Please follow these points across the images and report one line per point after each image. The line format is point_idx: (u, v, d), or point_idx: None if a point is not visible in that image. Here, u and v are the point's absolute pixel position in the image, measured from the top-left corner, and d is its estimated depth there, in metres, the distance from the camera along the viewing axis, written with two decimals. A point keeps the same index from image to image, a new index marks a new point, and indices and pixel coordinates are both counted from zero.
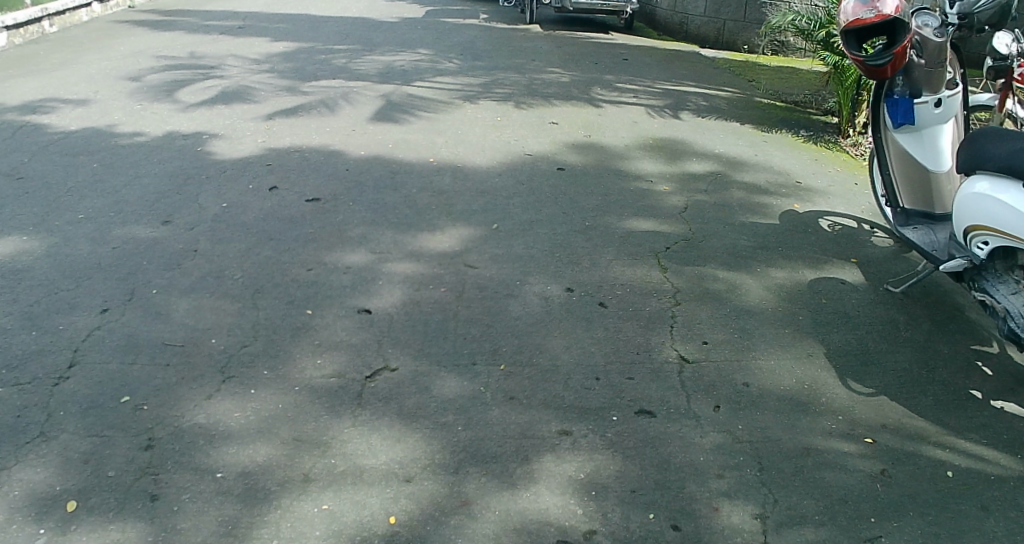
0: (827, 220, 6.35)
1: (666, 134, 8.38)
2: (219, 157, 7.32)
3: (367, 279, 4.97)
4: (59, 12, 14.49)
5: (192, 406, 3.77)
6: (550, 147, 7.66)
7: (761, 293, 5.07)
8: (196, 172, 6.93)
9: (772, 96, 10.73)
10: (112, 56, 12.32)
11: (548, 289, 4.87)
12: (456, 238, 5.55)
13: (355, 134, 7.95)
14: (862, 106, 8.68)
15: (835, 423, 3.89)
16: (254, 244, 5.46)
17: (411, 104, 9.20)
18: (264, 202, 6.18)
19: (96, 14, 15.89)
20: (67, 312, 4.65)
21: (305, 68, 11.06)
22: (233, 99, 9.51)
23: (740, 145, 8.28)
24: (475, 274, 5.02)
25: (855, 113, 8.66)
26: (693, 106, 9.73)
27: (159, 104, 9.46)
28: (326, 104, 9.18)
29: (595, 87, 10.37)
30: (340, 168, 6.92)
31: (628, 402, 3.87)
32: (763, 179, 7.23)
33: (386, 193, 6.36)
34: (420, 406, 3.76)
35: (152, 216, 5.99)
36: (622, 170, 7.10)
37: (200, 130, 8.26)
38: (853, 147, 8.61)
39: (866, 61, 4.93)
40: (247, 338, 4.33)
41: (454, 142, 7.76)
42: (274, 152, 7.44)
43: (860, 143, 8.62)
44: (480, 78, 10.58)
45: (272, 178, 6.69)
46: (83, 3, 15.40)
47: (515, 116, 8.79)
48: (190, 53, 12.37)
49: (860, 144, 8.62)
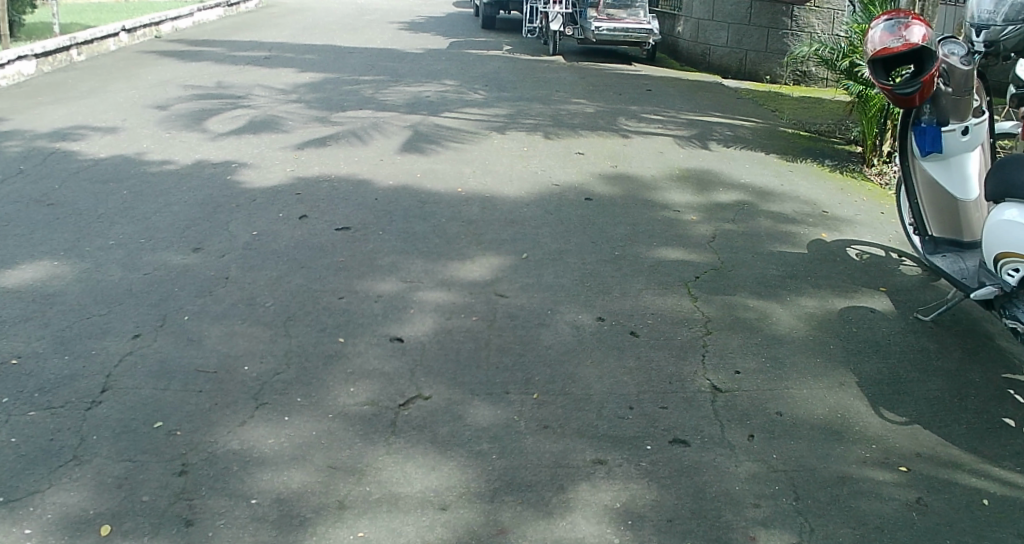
0: (855, 248, 6.34)
1: (693, 165, 8.38)
2: (248, 186, 7.41)
3: (399, 308, 4.98)
4: (88, 41, 14.79)
5: (226, 432, 3.80)
6: (577, 178, 7.69)
7: (791, 321, 5.05)
8: (226, 200, 7.03)
9: (795, 126, 10.75)
10: (141, 86, 12.53)
11: (579, 317, 4.86)
12: (486, 268, 5.56)
13: (383, 165, 8.02)
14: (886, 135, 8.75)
15: (869, 451, 3.84)
16: (285, 271, 5.51)
17: (438, 135, 9.27)
18: (294, 230, 6.22)
19: (124, 44, 16.18)
20: (100, 336, 4.71)
21: (333, 99, 11.19)
22: (262, 129, 9.64)
23: (767, 175, 8.27)
24: (506, 303, 5.03)
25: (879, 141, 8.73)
26: (719, 136, 9.76)
27: (188, 133, 9.60)
28: (354, 135, 9.27)
29: (620, 117, 10.43)
30: (368, 198, 6.97)
31: (662, 431, 3.85)
32: (791, 209, 7.21)
33: (416, 222, 6.40)
34: (454, 434, 3.75)
35: (182, 244, 6.06)
36: (649, 200, 7.10)
37: (229, 159, 8.38)
38: (878, 176, 8.61)
39: (895, 89, 4.92)
40: (279, 366, 4.36)
41: (481, 172, 7.81)
42: (303, 181, 7.51)
43: (885, 172, 8.65)
44: (505, 109, 10.66)
45: (302, 206, 6.75)
46: (111, 34, 15.71)
47: (542, 146, 8.85)
48: (217, 83, 12.58)
49: (885, 172, 8.63)
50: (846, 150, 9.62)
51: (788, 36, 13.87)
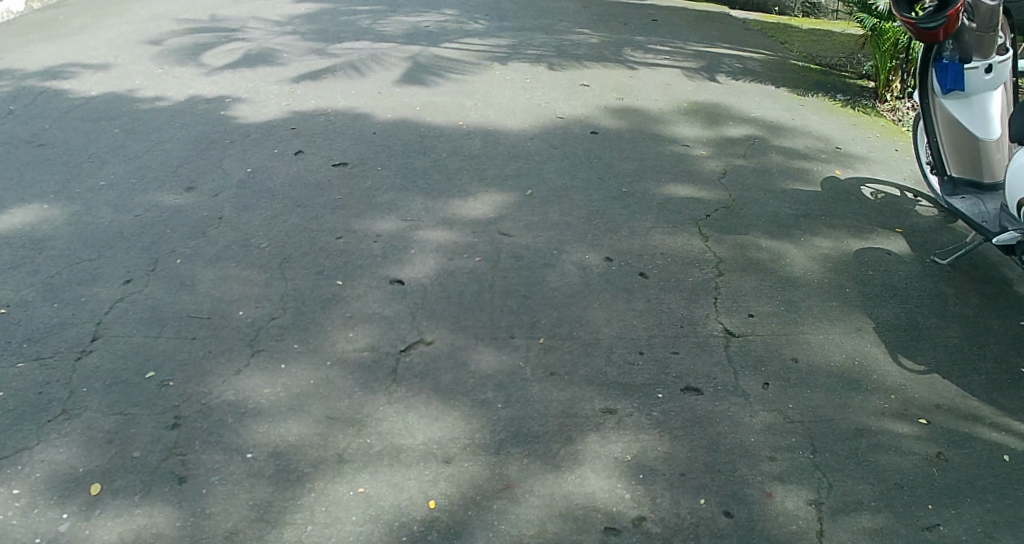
0: (869, 187, 6.17)
1: (702, 98, 8.08)
2: (243, 122, 7.16)
3: (399, 248, 4.74)
4: None
5: (220, 383, 3.66)
6: (583, 111, 7.40)
7: (807, 263, 4.87)
8: (220, 137, 6.78)
9: (806, 59, 10.41)
10: (133, 21, 12.15)
11: (587, 258, 4.66)
12: (490, 205, 5.31)
13: (382, 97, 7.72)
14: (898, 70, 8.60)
15: (887, 401, 3.70)
16: (280, 211, 5.29)
17: (439, 66, 8.94)
18: (289, 167, 5.99)
19: None
20: (90, 283, 4.57)
21: (329, 30, 10.81)
22: (256, 62, 9.31)
23: (779, 109, 7.99)
24: (511, 243, 4.79)
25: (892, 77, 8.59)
26: (728, 68, 9.42)
27: (181, 67, 9.28)
28: (351, 67, 8.95)
29: (626, 48, 10.07)
30: (367, 132, 6.70)
31: (673, 379, 3.69)
32: (803, 145, 6.96)
33: (416, 157, 6.13)
34: (458, 382, 3.59)
35: (175, 183, 5.85)
36: (657, 135, 6.84)
37: (223, 93, 8.09)
38: (890, 113, 8.53)
39: (917, 23, 4.64)
40: (275, 309, 4.18)
41: (484, 104, 7.52)
42: (299, 115, 7.23)
43: (897, 109, 8.55)
44: (508, 39, 10.29)
45: (298, 142, 6.50)
46: None
47: (546, 78, 8.54)
48: (211, 16, 12.18)
49: (897, 108, 8.54)
50: (857, 85, 9.39)
51: None
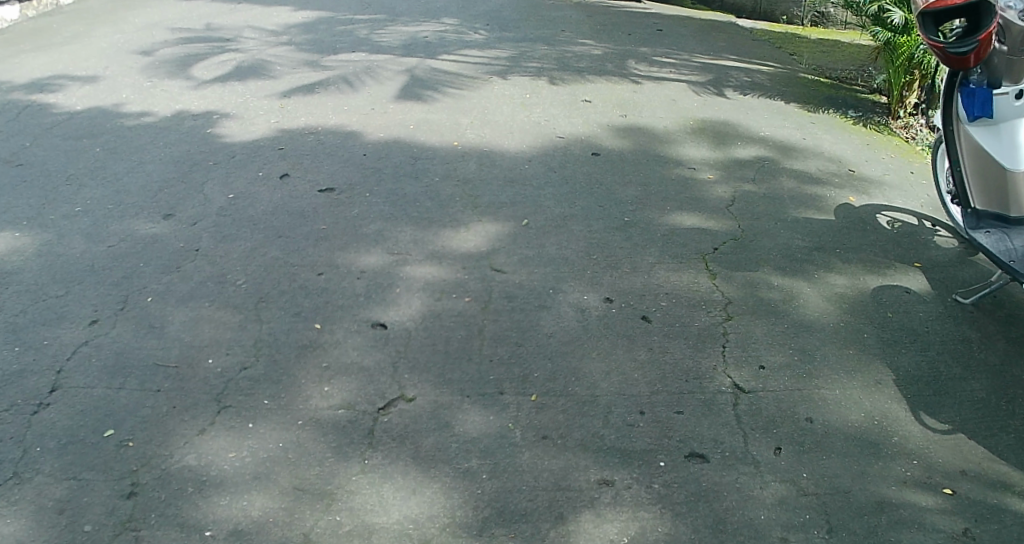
0: (885, 215, 5.89)
1: (709, 115, 7.77)
2: (229, 140, 6.85)
3: (384, 286, 4.43)
4: None
5: (183, 444, 3.36)
6: (584, 130, 7.09)
7: (821, 304, 4.58)
8: (204, 157, 6.49)
9: (815, 72, 10.10)
10: (126, 30, 11.87)
11: (585, 298, 4.33)
12: (483, 236, 4.99)
13: (375, 114, 7.41)
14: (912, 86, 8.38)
15: (909, 469, 3.44)
16: (260, 242, 5.00)
17: (435, 80, 8.63)
18: (273, 192, 5.69)
19: None
20: (54, 323, 4.27)
21: (325, 40, 10.51)
22: (248, 75, 9.02)
23: (789, 127, 7.68)
24: (503, 281, 4.47)
25: (906, 93, 8.34)
26: (736, 82, 9.09)
27: (171, 80, 8.99)
28: (345, 81, 8.65)
29: (630, 60, 9.74)
30: (357, 153, 6.39)
31: (677, 443, 3.41)
32: (815, 168, 6.65)
33: (406, 181, 5.82)
34: (439, 448, 3.28)
35: (152, 209, 5.56)
36: (662, 156, 6.52)
37: (210, 108, 7.80)
38: (904, 130, 8.29)
39: (945, 48, 4.37)
40: (247, 359, 3.88)
41: (481, 123, 7.20)
42: (287, 134, 6.92)
43: (912, 125, 8.31)
44: (508, 51, 9.97)
45: (284, 164, 6.20)
46: None
47: (546, 93, 8.22)
48: (205, 25, 11.89)
49: (911, 126, 8.31)
50: (868, 100, 9.13)
51: None
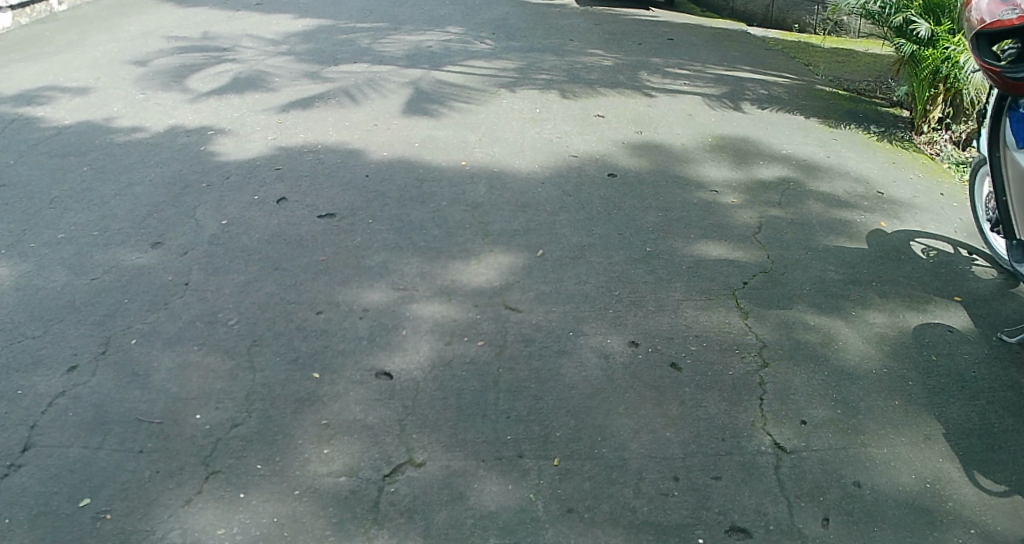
0: (919, 243, 5.55)
1: (727, 130, 7.43)
2: (224, 159, 6.51)
3: (389, 327, 4.08)
4: None
5: (167, 516, 3.02)
6: (599, 148, 6.74)
7: (860, 347, 4.24)
8: (197, 178, 6.15)
9: (833, 84, 9.77)
10: (121, 38, 11.55)
11: (608, 342, 3.99)
12: (495, 268, 4.64)
13: (378, 130, 7.06)
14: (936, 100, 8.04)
15: (969, 539, 3.09)
16: (255, 275, 4.65)
17: (441, 93, 8.29)
18: (269, 217, 5.35)
19: None
20: (30, 369, 3.94)
21: (325, 51, 10.19)
22: (246, 87, 8.68)
23: (811, 144, 7.34)
24: (518, 321, 4.13)
25: (930, 107, 8.01)
26: (753, 95, 8.75)
27: (165, 93, 8.66)
28: (347, 94, 8.31)
29: (642, 71, 9.40)
30: (359, 173, 6.04)
31: (715, 515, 3.08)
32: (842, 189, 6.31)
33: (412, 206, 5.47)
34: (453, 524, 2.96)
35: (140, 238, 5.23)
36: (682, 177, 6.17)
37: (205, 124, 7.47)
38: (928, 145, 7.93)
39: (1003, 72, 3.99)
40: (239, 415, 3.56)
41: (490, 140, 6.86)
42: (286, 152, 6.58)
43: (936, 140, 7.93)
44: (516, 61, 9.64)
45: (282, 187, 5.85)
46: None
47: (557, 107, 7.88)
48: (203, 34, 11.56)
49: (935, 141, 7.93)
50: (890, 114, 8.81)
51: None
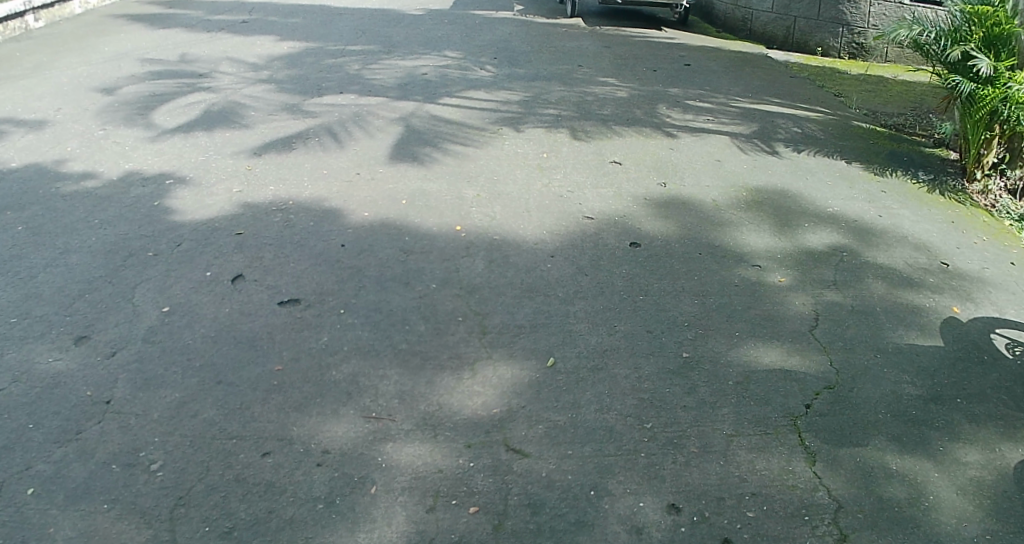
0: (1002, 335, 4.62)
1: (762, 181, 6.47)
2: (179, 219, 5.60)
3: (357, 481, 3.18)
4: (44, 5, 12.80)
5: None
6: (617, 205, 5.77)
7: (957, 502, 3.34)
8: (145, 245, 5.24)
9: (869, 119, 8.85)
10: (92, 60, 10.64)
11: (640, 509, 3.11)
12: (495, 385, 3.71)
13: (360, 181, 6.13)
14: (990, 144, 7.11)
15: None
16: (195, 392, 3.74)
17: (435, 133, 7.37)
18: (221, 304, 4.43)
19: (91, 6, 14.16)
20: None
21: (309, 78, 9.27)
22: (218, 123, 7.78)
23: (857, 199, 6.40)
24: (523, 473, 3.23)
25: (984, 150, 7.07)
26: (785, 134, 7.83)
27: (128, 128, 7.76)
28: (328, 132, 7.38)
29: (660, 104, 8.48)
30: (334, 241, 5.10)
31: None
32: (902, 262, 5.39)
33: (394, 287, 4.52)
34: None
35: (64, 330, 4.32)
36: (718, 246, 5.21)
37: (165, 170, 6.56)
38: (983, 195, 6.99)
39: None
40: None
41: (488, 194, 5.90)
42: (251, 210, 5.65)
43: (991, 189, 7.00)
44: (519, 93, 8.71)
45: (241, 259, 4.92)
46: None
47: (567, 150, 6.95)
48: (180, 56, 10.66)
49: (990, 190, 7.00)
50: (936, 156, 7.88)
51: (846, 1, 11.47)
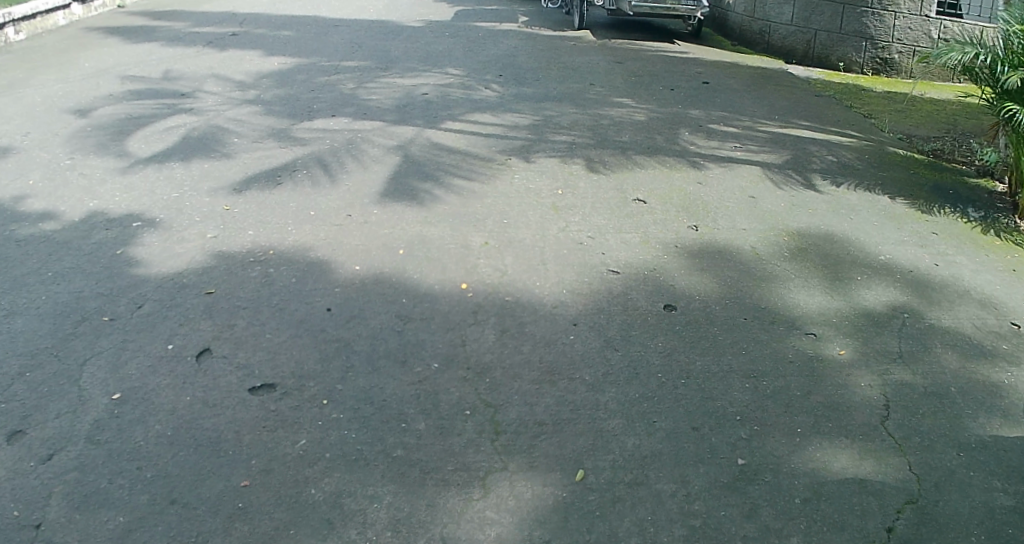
0: None
1: (803, 223, 5.77)
2: (144, 275, 4.92)
3: None
4: (26, 17, 12.16)
5: None
6: (644, 255, 5.08)
7: None
8: (101, 309, 4.56)
9: (906, 145, 8.16)
10: (69, 77, 9.96)
11: None
12: (511, 510, 3.03)
13: (351, 225, 5.44)
14: None
15: None
16: (144, 516, 3.05)
17: (435, 163, 6.68)
18: (183, 395, 3.76)
19: (77, 18, 13.53)
20: None
21: (300, 98, 8.59)
22: (197, 151, 7.10)
23: (908, 242, 5.71)
24: None
25: None
26: (819, 163, 7.15)
27: (99, 157, 7.08)
28: (317, 162, 6.68)
29: (680, 129, 7.80)
30: (319, 303, 4.41)
31: None
32: (971, 324, 4.69)
33: (388, 367, 3.83)
34: None
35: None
36: (764, 309, 4.52)
37: (135, 210, 5.89)
38: None
39: None
40: None
41: (496, 240, 5.21)
42: (227, 263, 4.97)
43: None
44: (527, 116, 8.02)
45: (210, 329, 4.25)
46: (59, 5, 13.04)
47: (583, 184, 6.26)
48: (164, 73, 9.99)
49: None
50: (982, 189, 7.08)
51: (869, 14, 10.76)
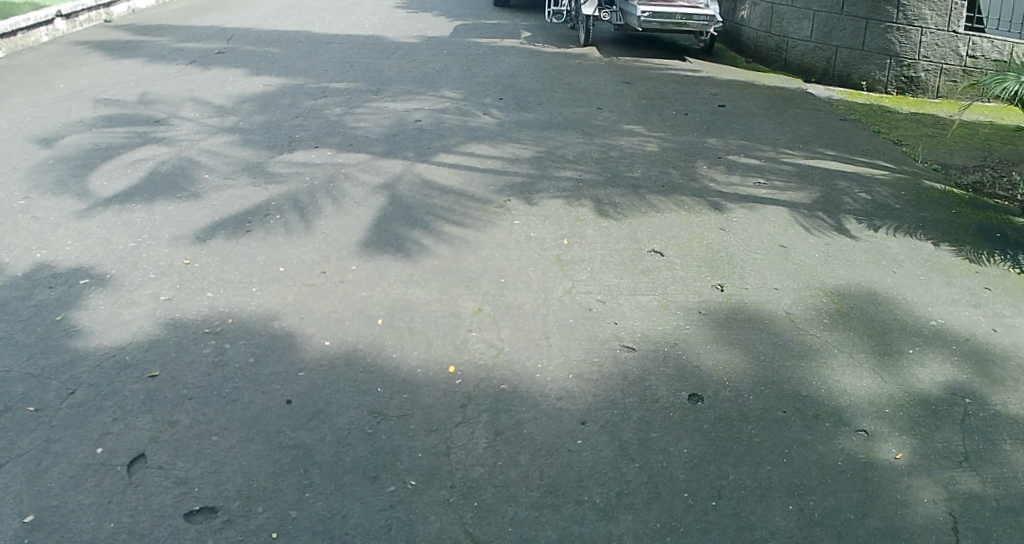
0: None
1: (841, 278, 5.10)
2: (82, 346, 4.24)
3: None
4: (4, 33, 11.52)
5: None
6: (664, 324, 4.40)
7: None
8: (27, 391, 3.86)
9: (941, 177, 7.47)
10: (41, 100, 9.31)
11: None
12: None
13: (326, 285, 4.77)
14: None
15: None
16: None
17: (425, 205, 6.02)
18: (108, 519, 3.06)
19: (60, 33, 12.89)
20: None
21: (283, 126, 7.93)
22: (165, 189, 6.43)
23: (960, 301, 5.03)
24: None
25: None
26: (850, 202, 6.47)
27: (56, 195, 6.42)
28: (294, 204, 6.02)
29: (695, 161, 7.12)
30: (281, 392, 3.74)
31: None
32: None
33: (355, 486, 3.16)
34: None
35: None
36: (806, 398, 3.85)
37: (86, 262, 5.22)
38: None
39: None
40: None
41: (490, 305, 4.53)
42: (179, 334, 4.30)
43: None
44: (529, 147, 7.35)
45: (150, 426, 3.56)
46: (42, 21, 12.41)
47: (591, 231, 5.59)
48: (142, 96, 9.34)
49: None
50: None
51: (894, 31, 10.05)
